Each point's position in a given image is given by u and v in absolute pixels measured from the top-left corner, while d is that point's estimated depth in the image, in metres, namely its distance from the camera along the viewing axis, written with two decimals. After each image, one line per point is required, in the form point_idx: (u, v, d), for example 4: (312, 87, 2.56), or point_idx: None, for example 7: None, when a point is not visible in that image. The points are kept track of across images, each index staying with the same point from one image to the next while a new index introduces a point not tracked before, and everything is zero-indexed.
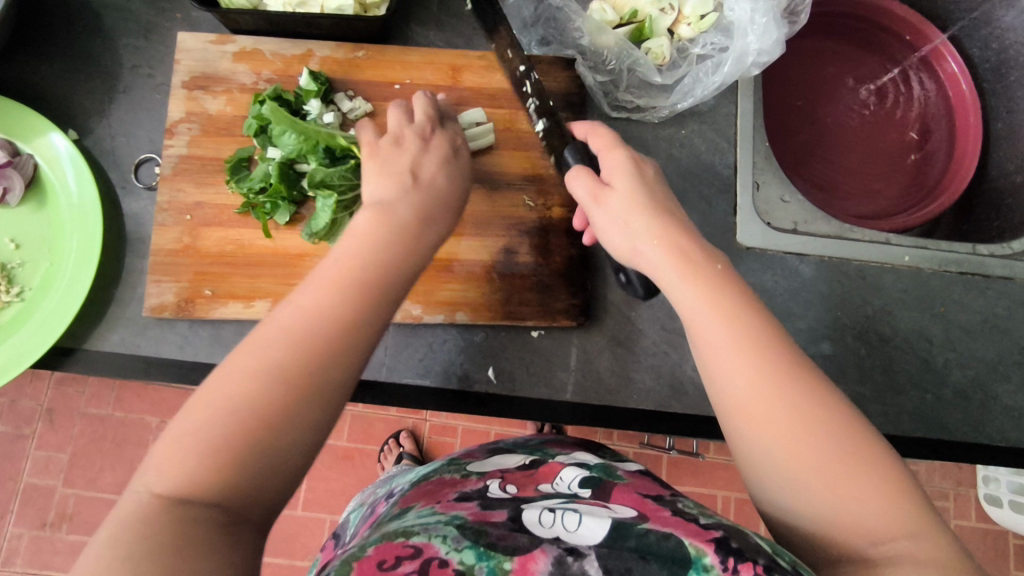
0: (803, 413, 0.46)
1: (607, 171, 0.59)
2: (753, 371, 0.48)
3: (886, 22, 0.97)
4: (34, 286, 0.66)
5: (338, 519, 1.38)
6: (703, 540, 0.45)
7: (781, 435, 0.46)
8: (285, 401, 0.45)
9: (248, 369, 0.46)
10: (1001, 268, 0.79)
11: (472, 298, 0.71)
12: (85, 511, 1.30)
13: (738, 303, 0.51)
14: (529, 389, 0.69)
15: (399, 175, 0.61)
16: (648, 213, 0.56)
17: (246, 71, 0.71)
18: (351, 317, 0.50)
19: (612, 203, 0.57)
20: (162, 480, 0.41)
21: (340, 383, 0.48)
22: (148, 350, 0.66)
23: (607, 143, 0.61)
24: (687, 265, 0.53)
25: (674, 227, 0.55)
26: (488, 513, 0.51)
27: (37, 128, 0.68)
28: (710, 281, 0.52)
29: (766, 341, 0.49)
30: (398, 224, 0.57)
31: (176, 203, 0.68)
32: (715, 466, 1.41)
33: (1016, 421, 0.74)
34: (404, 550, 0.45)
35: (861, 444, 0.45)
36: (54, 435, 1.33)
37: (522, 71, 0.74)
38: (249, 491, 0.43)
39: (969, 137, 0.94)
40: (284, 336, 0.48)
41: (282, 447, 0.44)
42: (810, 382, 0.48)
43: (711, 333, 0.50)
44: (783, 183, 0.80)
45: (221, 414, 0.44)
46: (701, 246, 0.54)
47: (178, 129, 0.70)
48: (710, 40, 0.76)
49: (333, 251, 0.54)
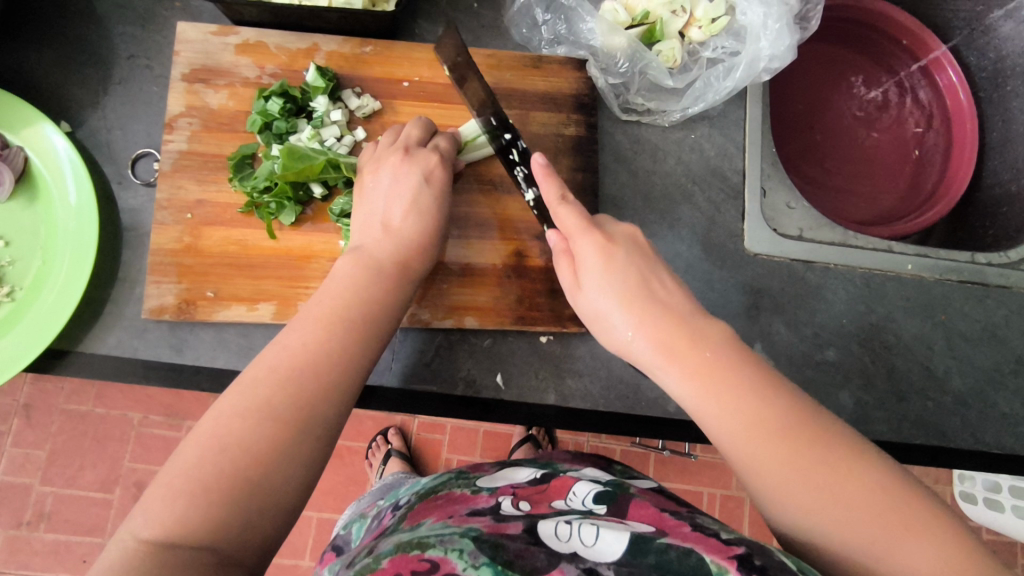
0: (844, 494, 0.46)
1: (581, 259, 0.59)
2: (782, 470, 0.47)
3: (886, 27, 0.97)
4: (26, 286, 0.64)
5: (326, 517, 1.36)
6: (725, 557, 0.43)
7: (831, 526, 0.45)
8: (276, 438, 0.46)
9: (234, 408, 0.47)
10: (997, 276, 0.80)
11: (481, 302, 0.70)
12: (65, 509, 1.27)
13: (742, 389, 0.50)
14: (538, 396, 0.68)
15: (378, 214, 0.62)
16: (632, 305, 0.55)
17: (249, 64, 0.69)
18: (338, 352, 0.52)
19: (597, 299, 0.57)
20: (150, 524, 0.41)
21: (331, 419, 0.49)
22: (146, 353, 0.64)
23: (574, 226, 0.59)
24: (681, 360, 0.52)
25: (652, 312, 0.55)
26: (503, 526, 0.51)
27: (26, 119, 0.65)
28: (698, 360, 0.52)
29: (771, 415, 0.49)
30: (376, 262, 0.59)
31: (176, 200, 0.66)
32: (704, 465, 1.42)
33: (1013, 428, 0.75)
34: (420, 565, 0.44)
35: (909, 504, 0.45)
36: (31, 431, 1.28)
37: (508, 139, 0.67)
38: (239, 532, 0.42)
39: (965, 146, 0.95)
40: (272, 376, 0.49)
41: (276, 486, 0.45)
42: (826, 453, 0.47)
43: (714, 416, 0.50)
44: (789, 189, 0.80)
45: (209, 457, 0.44)
46: (686, 327, 0.54)
47: (178, 123, 0.67)
48: (722, 43, 0.75)
49: (316, 300, 0.55)
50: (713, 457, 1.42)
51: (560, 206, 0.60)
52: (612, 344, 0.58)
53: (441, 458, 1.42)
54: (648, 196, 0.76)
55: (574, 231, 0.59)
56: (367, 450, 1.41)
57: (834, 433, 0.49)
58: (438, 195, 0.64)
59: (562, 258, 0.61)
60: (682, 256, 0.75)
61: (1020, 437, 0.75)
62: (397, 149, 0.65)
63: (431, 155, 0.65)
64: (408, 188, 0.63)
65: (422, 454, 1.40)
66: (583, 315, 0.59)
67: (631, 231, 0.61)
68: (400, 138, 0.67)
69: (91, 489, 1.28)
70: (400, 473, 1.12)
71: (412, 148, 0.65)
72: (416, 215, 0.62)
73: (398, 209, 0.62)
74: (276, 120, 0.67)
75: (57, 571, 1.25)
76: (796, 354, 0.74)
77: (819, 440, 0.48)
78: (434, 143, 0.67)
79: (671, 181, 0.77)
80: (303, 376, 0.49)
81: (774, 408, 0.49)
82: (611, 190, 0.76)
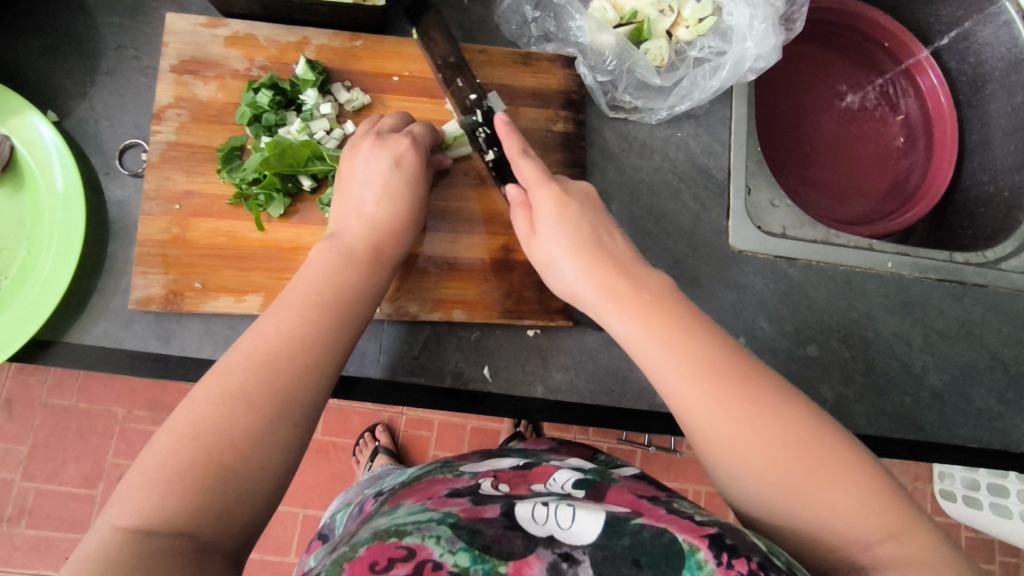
0: (767, 430, 0.47)
1: (537, 209, 0.61)
2: (709, 404, 0.49)
3: (866, 29, 0.99)
4: (11, 276, 0.63)
5: (312, 513, 1.36)
6: (697, 535, 0.44)
7: (748, 456, 0.47)
8: (253, 424, 0.46)
9: (209, 396, 0.47)
10: (975, 275, 0.81)
11: (469, 296, 0.70)
12: (47, 505, 1.26)
13: (677, 330, 0.52)
14: (524, 388, 0.69)
15: (351, 202, 0.62)
16: (580, 253, 0.58)
17: (239, 57, 0.69)
18: (310, 336, 0.52)
19: (548, 246, 0.60)
20: (125, 512, 0.41)
21: (308, 405, 0.50)
22: (133, 344, 0.63)
23: (535, 176, 0.62)
24: (621, 301, 0.55)
25: (601, 261, 0.58)
26: (481, 509, 0.50)
27: (13, 108, 0.65)
28: (638, 307, 0.54)
29: (712, 361, 0.51)
30: (348, 248, 0.59)
31: (164, 191, 0.66)
32: (688, 462, 1.43)
33: (988, 423, 0.77)
34: (397, 552, 0.43)
35: (828, 446, 0.47)
36: (13, 425, 1.27)
37: (472, 100, 0.71)
38: (217, 517, 0.42)
39: (946, 148, 0.97)
40: (246, 363, 0.49)
41: (253, 474, 0.45)
42: (759, 397, 0.49)
43: (656, 360, 0.52)
44: (773, 188, 0.82)
45: (184, 444, 0.44)
46: (630, 277, 0.56)
47: (167, 114, 0.67)
48: (709, 43, 0.76)
49: (292, 288, 0.56)
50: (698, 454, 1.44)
51: (520, 158, 0.63)
52: (560, 289, 0.61)
53: (428, 453, 1.42)
54: (634, 192, 0.77)
55: (532, 183, 0.62)
56: (353, 446, 1.40)
57: (771, 381, 0.50)
58: (411, 179, 0.64)
59: (518, 210, 0.63)
60: (666, 252, 0.76)
61: (993, 431, 0.77)
62: (369, 135, 0.65)
63: (403, 138, 0.65)
64: (378, 173, 0.63)
65: (409, 450, 1.40)
66: (536, 260, 0.62)
67: (587, 189, 0.64)
68: (373, 126, 0.67)
69: (74, 484, 1.27)
70: (386, 467, 1.13)
71: (383, 133, 0.66)
72: (389, 201, 0.62)
73: (370, 197, 0.62)
74: (265, 112, 0.68)
75: (38, 566, 1.24)
76: (778, 349, 0.75)
77: (748, 380, 0.50)
78: (408, 129, 0.67)
79: (657, 177, 0.78)
80: (277, 362, 0.50)
81: (708, 347, 0.51)
82: (598, 186, 0.77)
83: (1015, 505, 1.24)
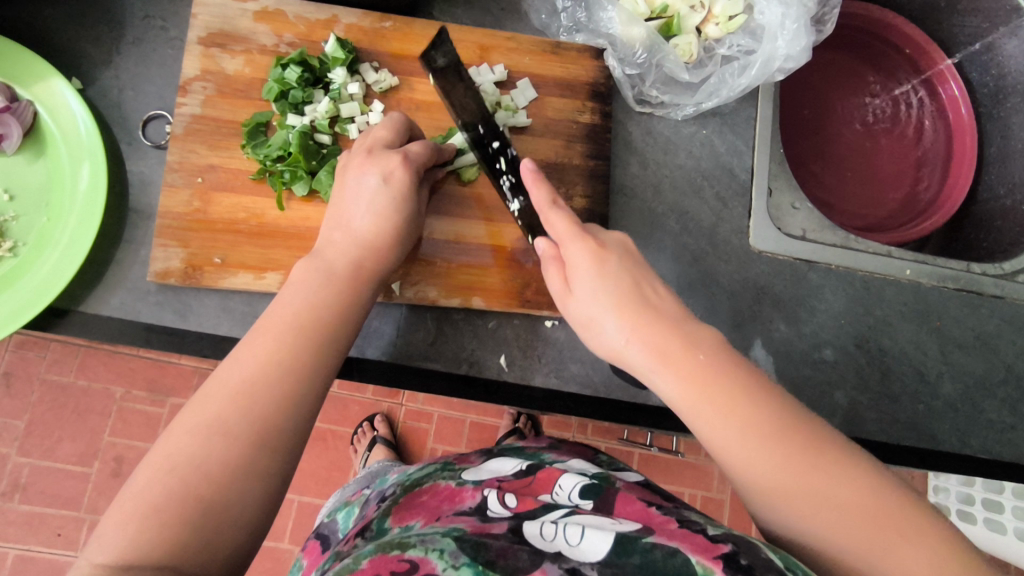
0: (843, 500, 0.44)
1: (573, 265, 0.58)
2: (773, 471, 0.46)
3: (889, 36, 0.99)
4: (29, 243, 0.63)
5: (307, 500, 1.35)
6: (711, 557, 0.42)
7: (825, 528, 0.44)
8: (228, 455, 0.45)
9: (188, 426, 0.46)
10: (993, 286, 0.81)
11: (489, 282, 0.70)
12: (41, 482, 1.25)
13: (736, 391, 0.49)
14: (541, 377, 0.69)
15: (340, 218, 0.60)
16: (624, 311, 0.54)
17: (267, 32, 0.68)
18: (291, 358, 0.50)
19: (587, 306, 0.56)
20: (101, 550, 0.40)
21: (292, 429, 0.48)
22: (149, 317, 0.63)
23: (567, 228, 0.58)
24: (674, 362, 0.51)
25: (647, 320, 0.53)
26: (487, 525, 0.50)
27: (37, 73, 0.64)
28: (688, 366, 0.50)
29: (777, 428, 0.47)
30: (327, 268, 0.57)
31: (187, 164, 0.65)
32: (685, 465, 1.43)
33: (999, 435, 0.77)
34: (399, 565, 0.43)
35: (907, 514, 0.44)
36: (11, 401, 1.26)
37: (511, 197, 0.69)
38: (200, 547, 0.42)
39: (965, 160, 0.97)
40: (223, 392, 0.48)
41: (232, 506, 0.44)
42: (824, 462, 0.46)
43: (719, 430, 0.48)
44: (795, 190, 0.81)
45: (160, 478, 0.43)
46: (679, 332, 0.53)
47: (192, 86, 0.66)
48: (737, 41, 0.76)
49: (273, 312, 0.54)
50: (696, 458, 1.43)
51: (551, 211, 0.59)
52: (603, 351, 0.56)
53: (425, 447, 1.41)
54: (657, 187, 0.77)
55: (566, 237, 0.58)
56: (351, 435, 1.40)
57: (835, 445, 0.48)
58: (400, 198, 0.61)
59: (551, 264, 0.60)
60: (687, 249, 0.76)
61: (1005, 443, 0.77)
62: (361, 150, 0.63)
63: (394, 155, 0.62)
64: (366, 192, 0.60)
65: (407, 442, 1.40)
66: (575, 321, 0.58)
67: (623, 238, 0.60)
68: (367, 139, 0.64)
69: (69, 462, 1.26)
70: (386, 459, 1.12)
71: (376, 150, 0.63)
72: (376, 219, 0.60)
73: (361, 213, 0.60)
74: (293, 89, 0.67)
75: (30, 543, 1.23)
76: (794, 351, 0.75)
77: (814, 447, 0.47)
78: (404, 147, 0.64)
79: (680, 174, 0.77)
80: (255, 389, 0.48)
81: (769, 414, 0.48)
82: (621, 179, 0.76)
83: (1010, 521, 1.26)
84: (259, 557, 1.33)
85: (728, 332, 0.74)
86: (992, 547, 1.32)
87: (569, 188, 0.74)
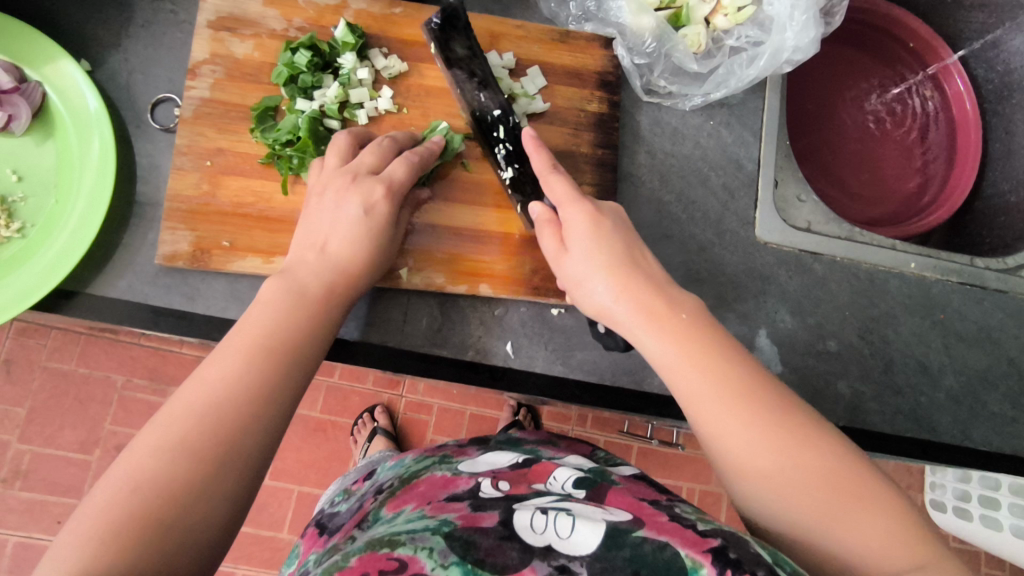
0: (799, 454, 0.46)
1: (568, 227, 0.59)
2: (737, 420, 0.48)
3: (897, 32, 0.99)
4: (37, 224, 0.63)
5: (307, 490, 1.36)
6: (700, 550, 0.42)
7: (780, 476, 0.46)
8: (193, 470, 0.44)
9: (148, 447, 0.44)
10: (996, 280, 0.82)
11: (497, 269, 0.70)
12: (40, 468, 1.25)
13: (711, 347, 0.51)
14: (547, 366, 0.69)
15: (318, 241, 0.60)
16: (616, 272, 0.56)
17: (277, 16, 0.68)
18: (258, 376, 0.50)
19: (577, 264, 0.57)
20: (60, 564, 0.38)
21: (255, 448, 0.47)
22: (157, 300, 0.63)
23: (566, 194, 0.60)
24: (655, 321, 0.53)
25: (637, 282, 0.55)
26: (478, 517, 0.49)
27: (46, 55, 0.64)
28: (666, 323, 0.53)
29: (747, 382, 0.50)
30: (301, 288, 0.56)
31: (196, 147, 0.65)
32: (684, 459, 1.44)
33: (1000, 427, 0.77)
34: (388, 563, 0.43)
35: (858, 477, 0.46)
36: (11, 387, 1.26)
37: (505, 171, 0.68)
38: (161, 562, 0.40)
39: (969, 155, 0.97)
40: (187, 412, 0.46)
41: (196, 519, 0.43)
42: (788, 419, 0.48)
43: (690, 379, 0.50)
44: (801, 182, 0.81)
45: (123, 493, 0.42)
46: (666, 294, 0.55)
47: (201, 70, 0.66)
48: (746, 32, 0.76)
49: (234, 333, 0.53)
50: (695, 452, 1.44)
51: (551, 174, 0.61)
52: (589, 309, 0.58)
53: (425, 438, 1.41)
54: (664, 176, 0.77)
55: (566, 200, 0.59)
56: (351, 426, 1.40)
57: (802, 409, 0.50)
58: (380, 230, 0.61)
59: (546, 227, 0.60)
60: (692, 238, 0.76)
61: (1006, 435, 0.77)
62: (344, 174, 0.63)
63: (377, 185, 0.62)
64: (346, 221, 0.60)
65: (407, 432, 1.40)
66: (563, 280, 0.59)
67: (617, 209, 0.62)
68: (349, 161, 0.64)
69: (69, 450, 1.26)
70: (387, 451, 1.12)
71: (360, 175, 0.62)
72: (353, 247, 0.60)
73: (337, 237, 0.60)
74: (303, 73, 0.67)
75: (31, 530, 1.23)
76: (797, 341, 0.75)
77: (778, 405, 0.49)
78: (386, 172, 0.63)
79: (687, 164, 0.77)
80: (220, 410, 0.47)
81: (748, 377, 0.50)
82: (628, 169, 0.76)
83: (1006, 518, 1.24)
84: (259, 546, 1.33)
85: (732, 323, 0.74)
86: (990, 542, 1.31)
87: (577, 175, 0.74)
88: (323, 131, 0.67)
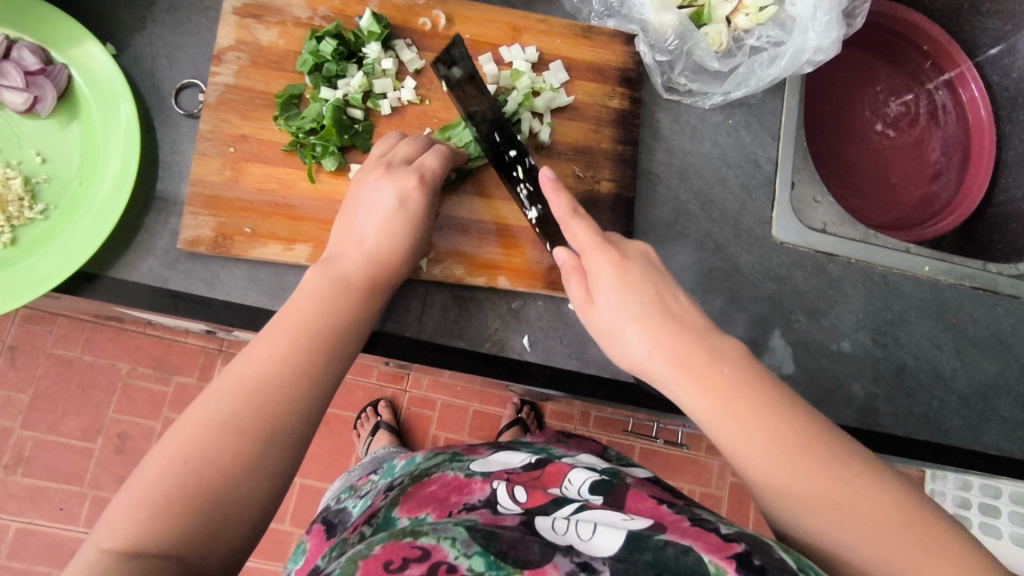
0: (868, 511, 0.44)
1: (594, 276, 0.56)
2: (797, 483, 0.45)
3: (916, 38, 0.99)
4: (61, 206, 0.63)
5: (309, 483, 1.36)
6: (724, 557, 0.42)
7: (852, 538, 0.43)
8: (239, 453, 0.44)
9: (200, 420, 0.45)
10: (1009, 286, 0.82)
11: (513, 261, 0.70)
12: (44, 455, 1.25)
13: (757, 403, 0.48)
14: (563, 360, 0.69)
15: (352, 232, 0.60)
16: (649, 324, 0.53)
17: (301, 5, 0.69)
18: (303, 363, 0.50)
19: (611, 320, 0.55)
20: (111, 535, 0.40)
21: (298, 431, 0.48)
22: (178, 284, 0.63)
23: (590, 240, 0.57)
24: (695, 376, 0.50)
25: (671, 333, 0.53)
26: (500, 518, 0.50)
27: (73, 37, 0.64)
28: (707, 375, 0.50)
29: (800, 442, 0.47)
30: (343, 276, 0.57)
31: (219, 133, 0.65)
32: (686, 461, 1.44)
33: (1011, 432, 0.77)
34: (411, 552, 0.42)
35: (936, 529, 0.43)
36: (16, 373, 1.26)
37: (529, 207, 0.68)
38: (205, 538, 0.42)
39: (982, 161, 0.97)
40: (234, 392, 0.47)
41: (241, 501, 0.44)
42: (850, 474, 0.45)
43: (740, 442, 0.47)
44: (817, 184, 0.81)
45: (171, 469, 0.43)
46: (703, 343, 0.52)
47: (226, 56, 0.66)
48: (767, 32, 0.76)
49: (283, 314, 0.53)
50: (696, 454, 1.44)
51: (571, 219, 0.59)
52: (625, 363, 0.55)
53: (428, 434, 1.41)
54: (683, 173, 0.77)
55: (589, 247, 0.57)
56: (355, 421, 1.40)
57: (860, 458, 0.47)
58: (414, 220, 0.61)
59: (573, 277, 0.59)
60: (709, 236, 0.76)
61: (1017, 440, 0.77)
62: (379, 164, 0.64)
63: (411, 174, 0.62)
64: (381, 210, 0.61)
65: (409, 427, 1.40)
66: (595, 333, 0.57)
67: (643, 247, 0.59)
68: (389, 152, 0.65)
69: (73, 437, 1.26)
70: (389, 447, 1.11)
71: (393, 165, 0.63)
72: (386, 235, 0.60)
73: (370, 228, 0.60)
74: (327, 62, 0.67)
75: (33, 516, 1.23)
76: (811, 342, 0.75)
77: (837, 459, 0.46)
78: (420, 160, 0.63)
79: (705, 161, 0.78)
80: (264, 392, 0.47)
81: (799, 433, 0.47)
82: (647, 165, 0.77)
83: (1006, 526, 1.25)
84: (260, 538, 1.33)
85: (747, 321, 0.74)
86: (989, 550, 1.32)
87: (596, 170, 0.74)
88: (347, 121, 0.67)
